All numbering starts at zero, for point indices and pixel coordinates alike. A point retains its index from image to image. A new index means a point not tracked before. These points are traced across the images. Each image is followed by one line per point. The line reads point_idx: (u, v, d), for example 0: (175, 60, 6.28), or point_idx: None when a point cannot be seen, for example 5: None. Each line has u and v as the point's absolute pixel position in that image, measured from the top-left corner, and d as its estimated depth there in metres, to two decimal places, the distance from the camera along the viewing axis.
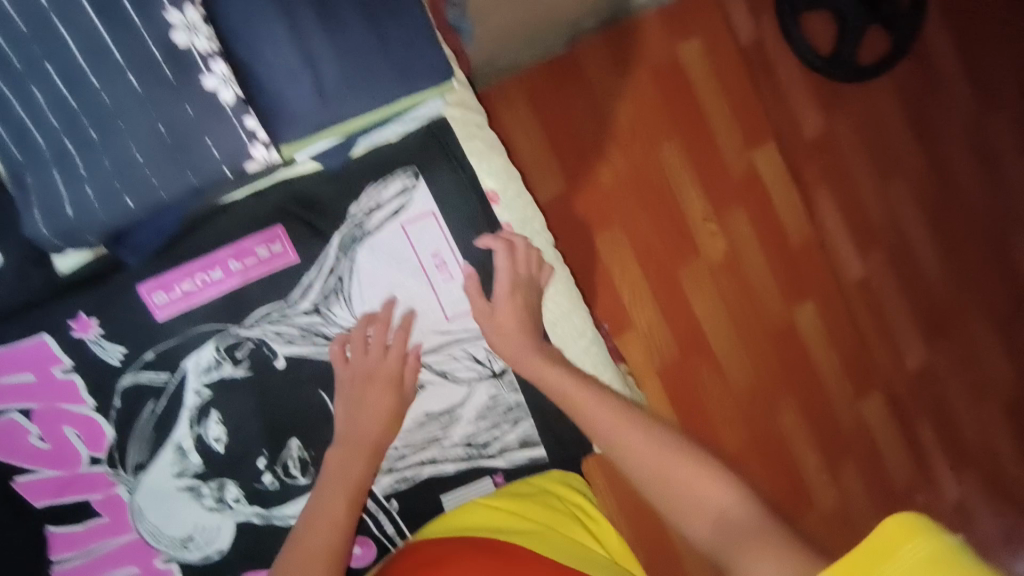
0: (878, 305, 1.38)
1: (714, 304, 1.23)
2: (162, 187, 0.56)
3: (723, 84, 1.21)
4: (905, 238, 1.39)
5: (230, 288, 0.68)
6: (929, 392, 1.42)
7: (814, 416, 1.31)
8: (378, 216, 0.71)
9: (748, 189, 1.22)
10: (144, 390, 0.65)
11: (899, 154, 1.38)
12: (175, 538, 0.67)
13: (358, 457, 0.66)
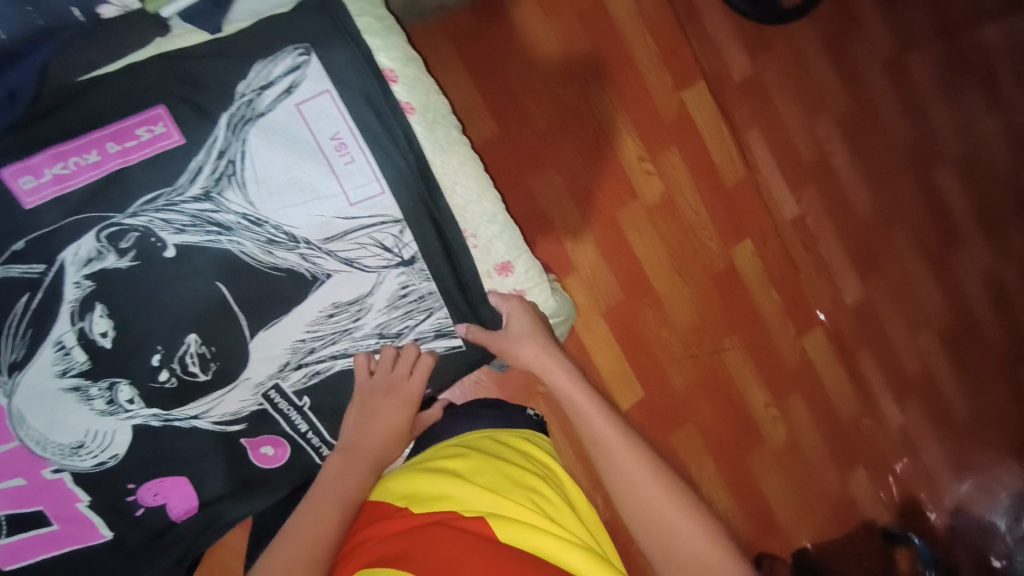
0: (813, 241, 1.47)
1: (654, 244, 1.30)
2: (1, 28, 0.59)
3: (649, 27, 1.28)
4: (833, 171, 1.48)
5: (107, 170, 0.63)
6: (867, 323, 1.51)
7: (756, 350, 1.40)
8: (268, 95, 0.66)
9: (679, 129, 1.31)
10: (16, 281, 0.60)
11: (823, 92, 1.46)
12: (64, 445, 0.62)
13: (360, 469, 0.65)
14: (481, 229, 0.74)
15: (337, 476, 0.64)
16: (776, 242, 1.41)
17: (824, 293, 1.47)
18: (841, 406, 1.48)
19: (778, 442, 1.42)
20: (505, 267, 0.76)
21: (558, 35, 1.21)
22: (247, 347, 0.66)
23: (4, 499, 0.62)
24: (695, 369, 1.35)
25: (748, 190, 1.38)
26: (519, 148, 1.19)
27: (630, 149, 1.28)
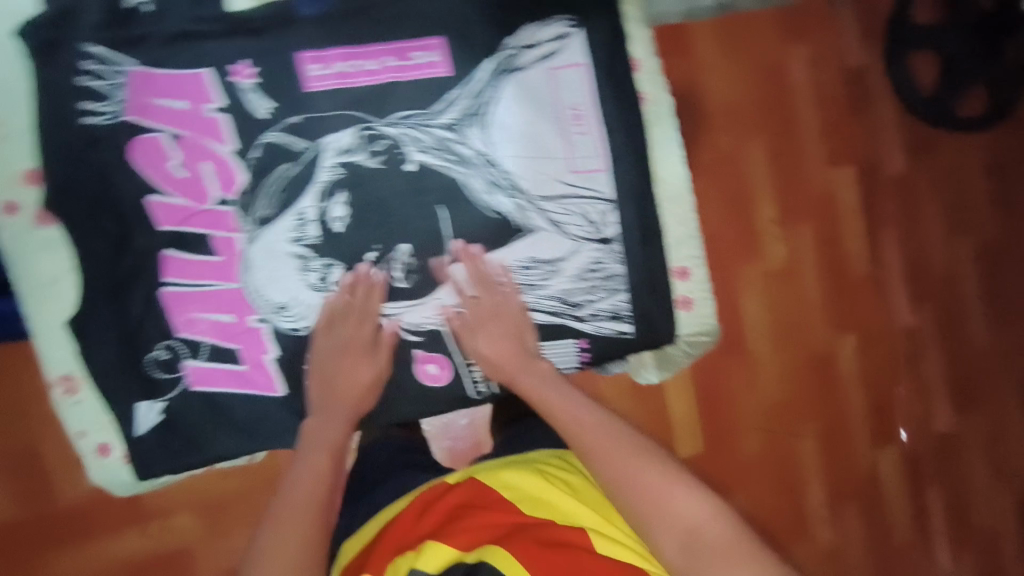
0: (919, 363, 1.22)
1: (758, 302, 1.13)
2: None
3: (821, 96, 1.13)
4: (965, 304, 1.23)
5: (380, 81, 0.68)
6: (951, 461, 1.24)
7: (832, 451, 1.19)
8: (531, 54, 0.70)
9: (822, 210, 1.14)
10: (282, 149, 0.67)
11: (977, 209, 1.23)
12: (273, 301, 0.69)
13: (340, 423, 0.68)
14: (674, 230, 0.77)
15: (314, 435, 0.67)
16: (887, 349, 1.20)
17: (913, 413, 1.22)
18: (908, 568, 1.24)
19: (822, 546, 1.18)
20: (683, 273, 0.77)
21: (739, 76, 1.09)
22: (444, 272, 0.71)
23: (212, 329, 0.69)
24: (765, 447, 1.15)
25: (870, 290, 1.18)
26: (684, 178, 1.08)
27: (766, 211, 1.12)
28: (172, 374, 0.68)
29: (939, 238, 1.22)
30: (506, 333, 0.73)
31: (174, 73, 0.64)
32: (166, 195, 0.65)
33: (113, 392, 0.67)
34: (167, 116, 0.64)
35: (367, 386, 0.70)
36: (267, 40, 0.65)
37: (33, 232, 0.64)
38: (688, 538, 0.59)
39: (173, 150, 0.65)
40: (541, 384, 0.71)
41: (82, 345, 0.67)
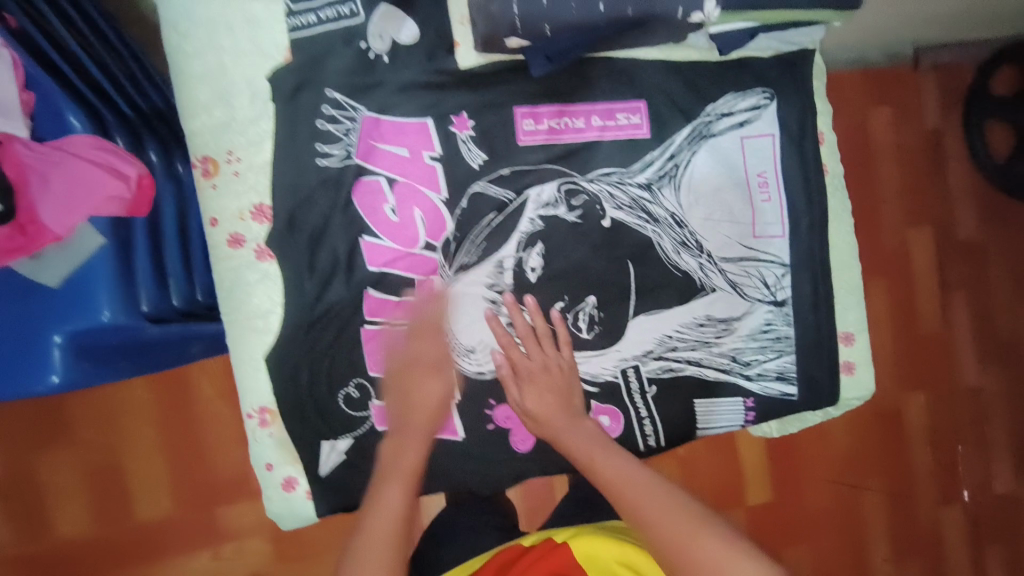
0: (984, 423, 1.18)
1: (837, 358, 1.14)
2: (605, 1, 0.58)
3: (903, 157, 1.19)
4: None
5: (587, 139, 0.71)
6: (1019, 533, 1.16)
7: (897, 511, 1.18)
8: (726, 122, 0.74)
9: (893, 263, 1.18)
10: (487, 198, 0.70)
11: None
12: (463, 346, 0.70)
13: (415, 445, 0.64)
14: (842, 297, 0.78)
15: (404, 448, 0.64)
16: (953, 409, 1.20)
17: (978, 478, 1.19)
18: None
19: None
20: (847, 338, 0.79)
21: (850, 126, 1.17)
22: (627, 324, 0.73)
23: None
24: (834, 497, 1.15)
25: (936, 344, 1.19)
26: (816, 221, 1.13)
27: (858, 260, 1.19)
28: (359, 413, 0.69)
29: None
30: (555, 389, 0.68)
31: (401, 122, 0.68)
32: (378, 237, 0.68)
33: (302, 427, 0.68)
34: (389, 161, 0.68)
35: (435, 407, 0.67)
36: (489, 95, 0.69)
37: (254, 265, 0.66)
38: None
39: (389, 196, 0.68)
40: (572, 432, 0.66)
41: (279, 381, 0.67)
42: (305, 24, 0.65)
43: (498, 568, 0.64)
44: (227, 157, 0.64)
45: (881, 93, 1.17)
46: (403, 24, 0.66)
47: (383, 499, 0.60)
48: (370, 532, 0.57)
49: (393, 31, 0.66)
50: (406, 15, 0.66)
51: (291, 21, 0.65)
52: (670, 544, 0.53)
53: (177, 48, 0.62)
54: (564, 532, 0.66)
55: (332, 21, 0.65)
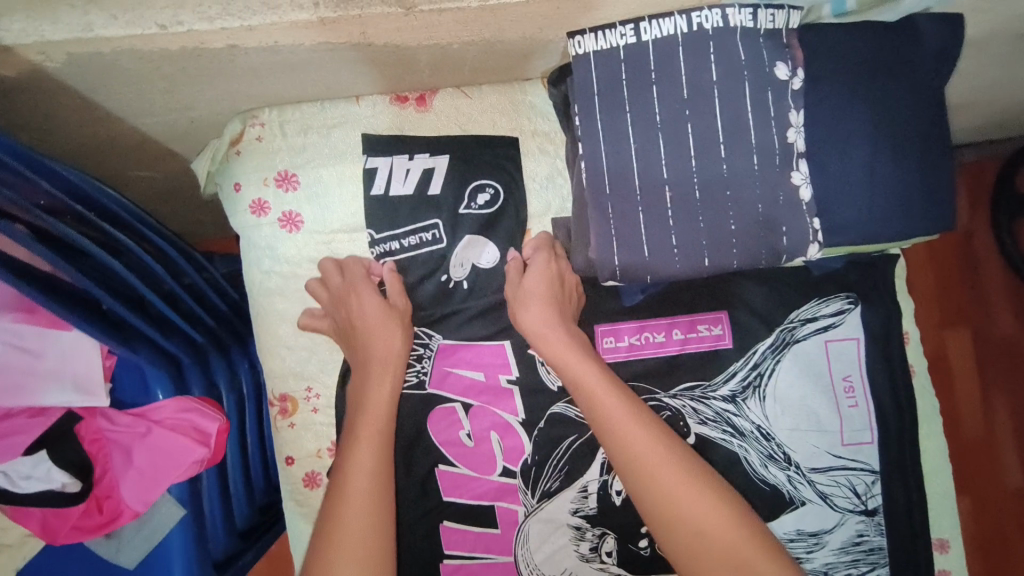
0: None
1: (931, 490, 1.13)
2: (709, 251, 0.58)
3: (939, 265, 1.20)
4: None
5: (667, 353, 0.69)
6: None
7: None
8: (810, 327, 0.72)
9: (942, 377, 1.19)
10: (566, 418, 0.66)
11: None
12: None
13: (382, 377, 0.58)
14: (935, 502, 0.75)
15: (370, 402, 0.57)
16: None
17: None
18: None
19: None
20: (942, 545, 0.75)
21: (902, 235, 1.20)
22: None
23: None
24: None
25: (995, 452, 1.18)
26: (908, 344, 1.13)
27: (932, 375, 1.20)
28: None
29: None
30: (544, 295, 0.61)
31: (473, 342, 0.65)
32: (454, 465, 0.65)
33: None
34: (465, 385, 0.65)
35: (398, 358, 0.60)
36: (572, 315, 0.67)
37: None
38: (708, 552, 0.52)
39: (465, 421, 0.65)
40: (571, 351, 0.60)
41: None
42: (389, 251, 0.64)
43: None
44: (306, 393, 0.62)
45: None
46: (484, 250, 0.65)
47: (353, 477, 0.53)
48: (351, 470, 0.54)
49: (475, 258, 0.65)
50: (489, 241, 0.65)
51: (374, 250, 0.64)
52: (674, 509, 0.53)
53: (261, 285, 0.63)
54: None
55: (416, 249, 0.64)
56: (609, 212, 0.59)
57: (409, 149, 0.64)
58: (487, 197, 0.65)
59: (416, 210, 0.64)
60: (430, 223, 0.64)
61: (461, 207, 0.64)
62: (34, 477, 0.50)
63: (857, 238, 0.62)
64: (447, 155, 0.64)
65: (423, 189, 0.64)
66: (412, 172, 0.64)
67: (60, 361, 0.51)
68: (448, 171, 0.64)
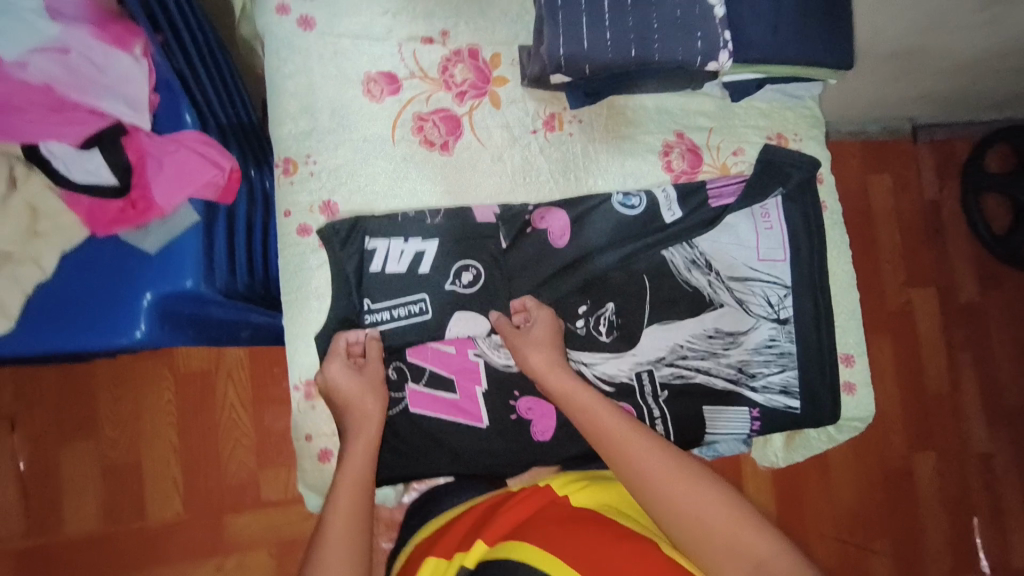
0: (949, 454, 1.54)
1: (894, 406, 1.53)
2: (635, 47, 0.71)
3: (900, 224, 1.58)
4: (959, 397, 1.56)
5: (611, 169, 0.83)
6: (950, 521, 1.53)
7: (897, 533, 1.50)
8: (735, 161, 0.86)
9: (897, 321, 1.56)
10: (523, 206, 0.79)
11: (996, 340, 1.59)
12: (493, 339, 0.77)
13: (363, 435, 0.68)
14: (842, 320, 0.86)
15: (358, 429, 0.68)
16: (957, 466, 1.54)
17: (993, 545, 1.54)
18: None
19: None
20: (847, 359, 0.86)
21: (895, 194, 1.58)
22: (642, 332, 0.81)
23: (435, 357, 0.76)
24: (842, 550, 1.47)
25: (945, 405, 1.55)
26: (875, 299, 1.58)
27: (891, 306, 1.57)
28: (396, 394, 0.75)
29: (996, 365, 1.58)
30: (546, 343, 0.73)
31: (435, 144, 0.79)
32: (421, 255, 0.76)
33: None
34: (440, 169, 0.79)
35: (372, 397, 0.70)
36: (527, 122, 0.82)
37: (315, 252, 0.75)
38: (701, 532, 0.58)
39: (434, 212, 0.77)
40: (577, 386, 0.70)
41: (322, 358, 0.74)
42: (379, 321, 0.74)
43: (485, 508, 0.69)
44: (306, 159, 0.76)
45: (901, 168, 1.58)
46: (473, 322, 0.76)
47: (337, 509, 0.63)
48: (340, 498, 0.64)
49: (449, 97, 0.80)
50: (478, 314, 0.76)
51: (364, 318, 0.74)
52: (663, 501, 0.60)
53: (277, 71, 0.76)
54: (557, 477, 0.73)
55: (407, 235, 0.75)
56: (559, 19, 0.72)
57: (406, 233, 0.75)
58: (469, 278, 0.76)
59: (408, 285, 0.74)
60: (419, 297, 0.74)
61: (448, 283, 0.75)
62: (88, 171, 0.65)
63: (766, 58, 0.75)
64: (437, 240, 0.76)
65: (415, 268, 0.75)
66: (406, 253, 0.75)
67: (114, 81, 0.65)
68: (436, 254, 0.75)
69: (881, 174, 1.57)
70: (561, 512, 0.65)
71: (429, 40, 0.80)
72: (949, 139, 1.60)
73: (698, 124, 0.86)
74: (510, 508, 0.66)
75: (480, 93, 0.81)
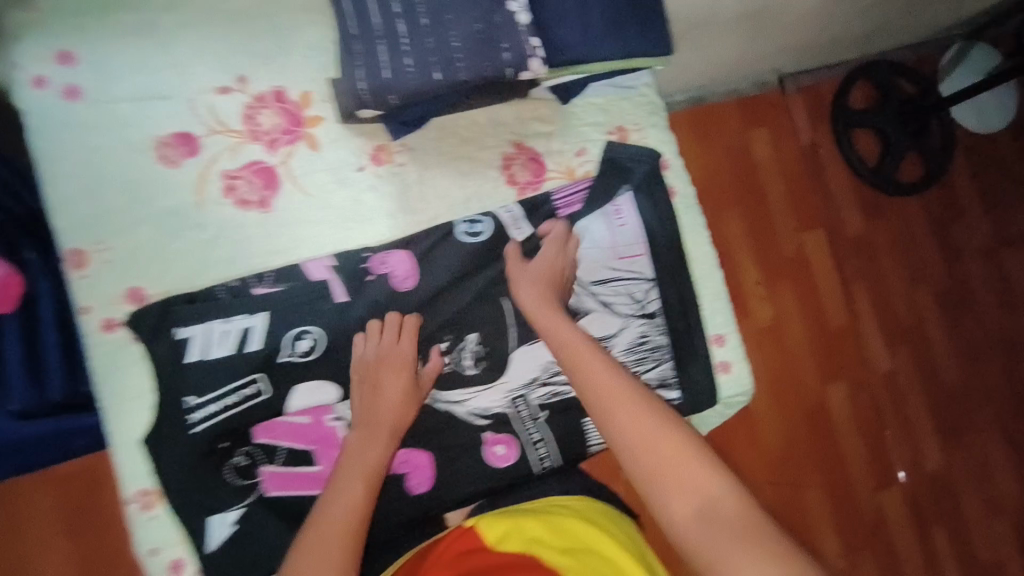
0: (859, 381, 1.60)
1: (805, 347, 1.54)
2: (437, 69, 0.65)
3: (787, 174, 1.58)
4: (857, 326, 1.63)
5: (454, 192, 0.79)
6: (870, 442, 1.59)
7: (826, 468, 1.54)
8: (579, 160, 0.83)
9: (795, 268, 1.57)
10: (358, 254, 0.74)
11: (880, 266, 1.68)
12: (351, 398, 0.74)
13: (376, 442, 0.69)
14: (710, 302, 0.87)
15: (383, 405, 0.71)
16: (868, 389, 1.60)
17: (907, 454, 1.63)
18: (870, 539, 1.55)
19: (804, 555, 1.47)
20: (718, 339, 0.87)
21: (772, 143, 1.59)
22: (510, 357, 0.79)
23: (290, 432, 0.73)
24: (776, 491, 1.49)
25: (849, 336, 1.59)
26: (762, 247, 1.57)
27: (785, 247, 1.57)
28: (249, 480, 0.72)
29: (886, 291, 1.67)
30: (544, 282, 0.75)
31: (251, 202, 0.73)
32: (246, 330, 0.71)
33: (185, 515, 0.70)
34: (260, 229, 0.73)
35: (405, 375, 0.73)
36: (351, 160, 0.76)
37: (127, 347, 0.69)
38: (698, 508, 0.54)
39: (261, 283, 0.72)
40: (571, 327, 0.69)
41: (155, 463, 0.69)
42: (208, 412, 0.70)
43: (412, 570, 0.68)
44: (96, 246, 0.68)
45: (773, 117, 1.59)
46: (319, 390, 0.73)
47: (334, 501, 0.63)
48: (338, 486, 0.65)
49: (258, 147, 0.73)
50: (324, 382, 0.73)
51: (191, 415, 0.70)
52: (650, 466, 0.57)
53: (45, 150, 0.67)
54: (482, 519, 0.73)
55: (230, 314, 0.70)
56: (355, 50, 0.66)
57: (225, 313, 0.70)
58: (306, 346, 0.73)
59: (238, 368, 0.71)
60: (252, 378, 0.71)
61: (282, 355, 0.72)
62: None
63: (580, 59, 0.71)
64: (265, 312, 0.71)
65: (243, 346, 0.71)
66: (230, 333, 0.70)
67: None
68: (265, 328, 0.71)
69: (757, 128, 1.58)
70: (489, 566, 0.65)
71: (225, 89, 0.72)
72: (815, 83, 1.63)
73: (534, 130, 0.82)
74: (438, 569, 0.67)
75: (292, 138, 0.74)
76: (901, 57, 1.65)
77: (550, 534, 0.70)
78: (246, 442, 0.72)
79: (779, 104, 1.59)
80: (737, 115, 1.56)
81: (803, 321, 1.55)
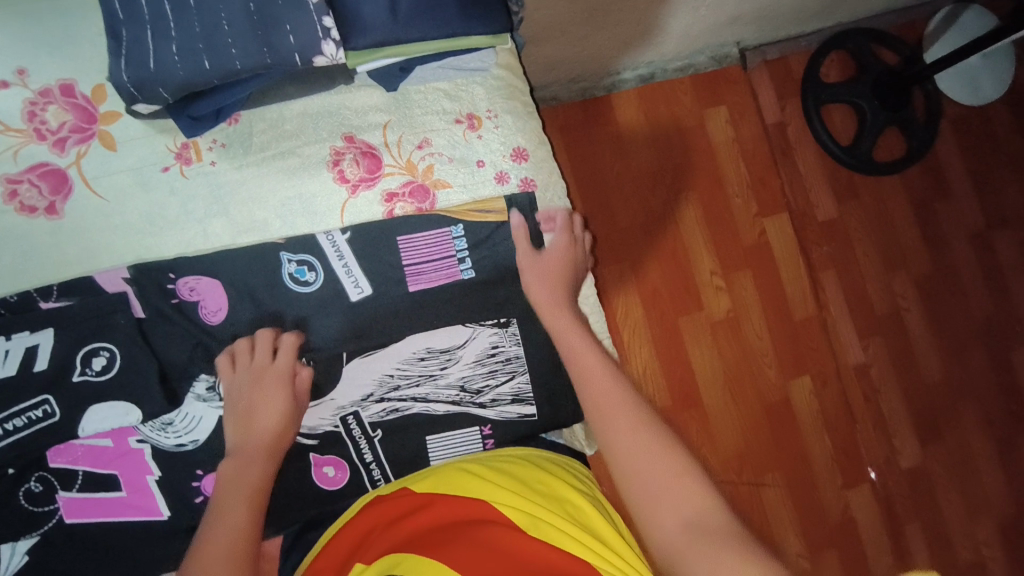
0: (827, 377, 1.38)
1: (763, 338, 1.35)
2: (207, 58, 0.58)
3: (743, 152, 1.36)
4: (828, 317, 1.40)
5: (276, 196, 0.71)
6: (840, 442, 1.38)
7: (791, 472, 1.34)
8: (413, 151, 0.74)
9: (754, 255, 1.35)
10: (164, 274, 0.67)
11: (855, 246, 1.43)
12: (156, 420, 0.68)
13: (255, 459, 0.65)
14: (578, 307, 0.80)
15: (258, 429, 0.66)
16: (838, 385, 1.38)
17: (879, 452, 1.40)
18: (841, 553, 1.34)
19: None
20: None
21: (730, 110, 1.36)
22: (341, 371, 0.71)
23: (87, 456, 0.67)
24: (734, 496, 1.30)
25: (815, 329, 1.38)
26: (709, 222, 1.34)
27: (746, 230, 1.35)
28: (45, 508, 0.66)
29: (864, 278, 1.43)
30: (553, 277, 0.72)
31: (37, 208, 0.66)
32: (32, 349, 0.64)
33: None
34: (51, 237, 0.66)
35: (280, 398, 0.67)
36: (154, 160, 0.69)
37: None
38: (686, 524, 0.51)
39: (51, 299, 0.66)
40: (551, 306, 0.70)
41: None
42: None
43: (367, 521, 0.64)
44: None
45: (728, 82, 1.36)
46: (121, 414, 0.66)
47: (220, 522, 0.60)
48: (220, 511, 0.61)
49: (44, 147, 0.66)
50: (126, 405, 0.66)
51: None
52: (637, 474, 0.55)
53: None
54: (430, 469, 0.70)
55: (8, 332, 0.64)
56: (121, 36, 0.59)
57: (7, 329, 0.64)
58: (102, 364, 0.66)
59: (20, 392, 0.64)
60: (41, 400, 0.64)
61: (75, 374, 0.65)
62: None
63: (389, 41, 0.62)
64: (50, 329, 0.65)
65: (28, 366, 0.64)
66: (11, 353, 0.64)
67: None
68: (53, 346, 0.64)
69: (717, 103, 1.35)
70: (441, 508, 0.62)
71: (4, 83, 0.65)
72: (783, 56, 1.39)
73: (370, 120, 0.73)
74: (385, 508, 0.65)
75: (85, 136, 0.67)
76: (883, 22, 1.43)
77: (500, 475, 0.67)
78: (39, 469, 0.66)
79: (738, 73, 1.37)
80: (686, 80, 1.34)
81: (759, 308, 1.35)
